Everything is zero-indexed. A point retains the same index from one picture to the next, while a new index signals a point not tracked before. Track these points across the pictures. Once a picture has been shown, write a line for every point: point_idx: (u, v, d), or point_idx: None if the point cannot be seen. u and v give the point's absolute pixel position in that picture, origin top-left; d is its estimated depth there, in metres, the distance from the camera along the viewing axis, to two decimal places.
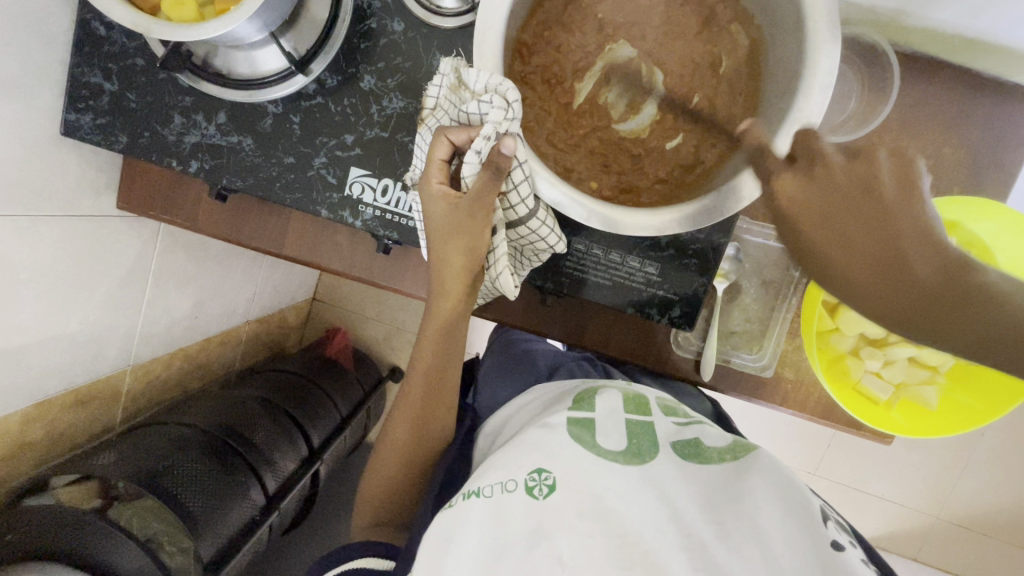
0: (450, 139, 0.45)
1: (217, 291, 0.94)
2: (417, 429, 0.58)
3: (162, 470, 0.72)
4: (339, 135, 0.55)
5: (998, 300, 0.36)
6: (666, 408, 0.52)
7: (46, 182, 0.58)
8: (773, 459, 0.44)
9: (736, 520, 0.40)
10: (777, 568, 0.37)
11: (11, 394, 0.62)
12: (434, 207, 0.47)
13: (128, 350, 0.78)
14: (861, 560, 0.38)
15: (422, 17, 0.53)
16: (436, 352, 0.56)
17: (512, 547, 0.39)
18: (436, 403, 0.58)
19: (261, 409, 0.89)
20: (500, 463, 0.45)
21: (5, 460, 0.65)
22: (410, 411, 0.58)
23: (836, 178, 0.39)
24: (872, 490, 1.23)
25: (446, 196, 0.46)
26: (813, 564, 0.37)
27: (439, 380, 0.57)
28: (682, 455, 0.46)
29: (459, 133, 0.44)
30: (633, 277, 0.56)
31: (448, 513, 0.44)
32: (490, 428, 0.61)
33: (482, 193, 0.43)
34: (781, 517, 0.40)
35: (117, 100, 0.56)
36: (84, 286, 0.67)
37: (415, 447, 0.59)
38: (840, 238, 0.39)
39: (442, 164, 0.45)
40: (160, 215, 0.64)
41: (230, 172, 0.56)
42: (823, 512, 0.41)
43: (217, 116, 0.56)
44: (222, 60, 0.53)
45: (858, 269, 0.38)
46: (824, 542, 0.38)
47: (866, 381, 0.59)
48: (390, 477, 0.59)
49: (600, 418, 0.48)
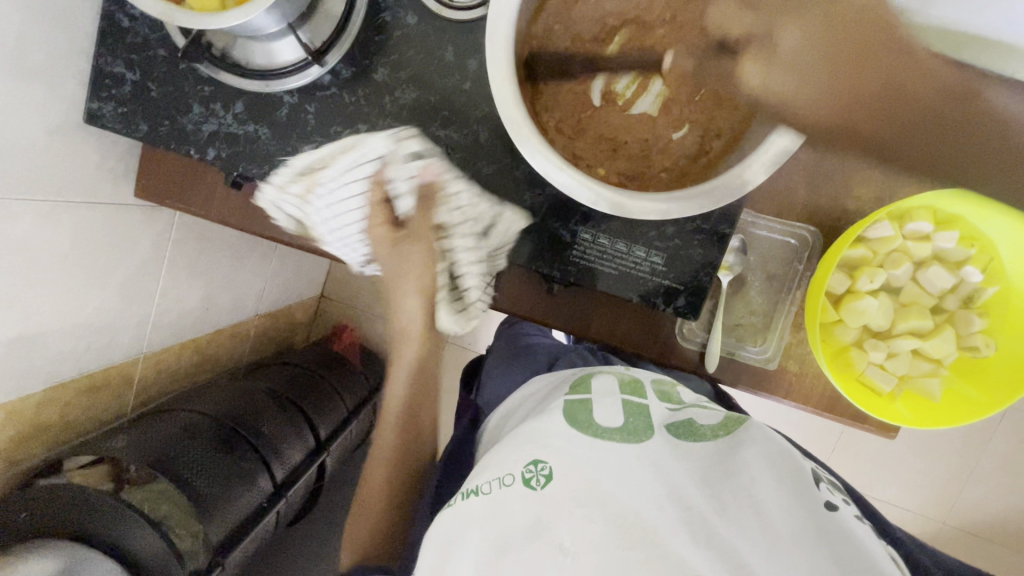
0: (376, 185, 0.56)
1: (228, 284, 0.96)
2: (400, 458, 0.64)
3: (173, 456, 0.74)
4: (352, 125, 0.57)
5: (1000, 120, 0.41)
6: (661, 392, 0.52)
7: (67, 169, 0.59)
8: (765, 432, 0.47)
9: (732, 491, 0.41)
10: (777, 533, 0.39)
11: (28, 376, 0.63)
12: (383, 249, 0.58)
13: (141, 338, 0.80)
14: (855, 518, 0.41)
15: (435, 11, 0.54)
16: (410, 382, 0.65)
17: (516, 540, 0.39)
18: (412, 433, 0.65)
19: (269, 401, 0.91)
20: (495, 461, 0.45)
21: (23, 440, 0.67)
22: (392, 443, 0.64)
23: (806, 45, 0.38)
24: (878, 495, 1.22)
25: (390, 236, 0.58)
26: (811, 528, 0.39)
27: (414, 412, 0.65)
28: (677, 435, 0.47)
29: (385, 171, 0.56)
30: (638, 266, 0.57)
31: (448, 514, 0.44)
32: (497, 416, 0.62)
33: (423, 219, 0.57)
34: (777, 486, 0.42)
35: (137, 89, 0.58)
36: (100, 272, 0.68)
37: (401, 462, 0.64)
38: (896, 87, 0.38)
39: (379, 208, 0.57)
40: (177, 204, 0.66)
41: (246, 160, 0.58)
42: (814, 475, 0.44)
43: (234, 105, 0.57)
44: (242, 51, 0.55)
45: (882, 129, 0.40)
46: (818, 506, 0.40)
47: (869, 372, 0.59)
48: (378, 502, 0.63)
49: (597, 398, 0.50)
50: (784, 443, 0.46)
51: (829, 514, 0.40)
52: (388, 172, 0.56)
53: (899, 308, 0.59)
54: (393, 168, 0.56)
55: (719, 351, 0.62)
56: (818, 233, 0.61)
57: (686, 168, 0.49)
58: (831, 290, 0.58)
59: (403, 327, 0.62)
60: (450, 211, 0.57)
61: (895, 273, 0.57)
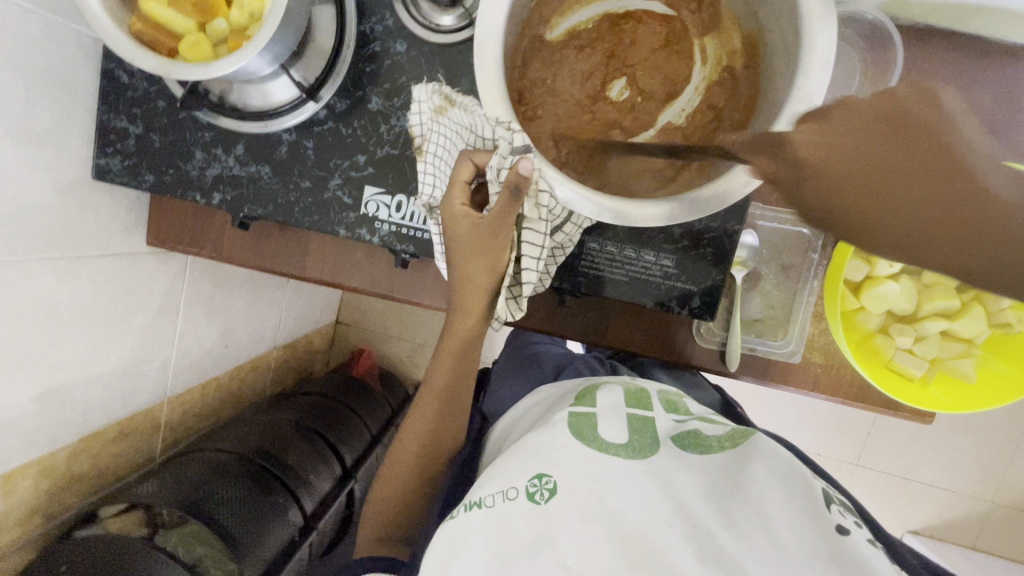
0: (474, 162, 0.46)
1: (244, 320, 0.97)
2: (426, 445, 0.58)
3: (202, 496, 0.74)
4: (351, 156, 0.57)
5: None
6: (669, 403, 0.53)
7: (81, 225, 0.61)
8: (773, 448, 0.45)
9: (740, 505, 0.40)
10: (786, 554, 0.37)
11: (57, 429, 0.65)
12: (456, 227, 0.47)
13: (164, 381, 0.81)
14: (868, 542, 0.39)
15: (423, 37, 0.55)
16: (453, 371, 0.56)
17: (520, 556, 0.39)
18: (447, 421, 0.58)
19: (293, 433, 0.91)
20: (499, 472, 0.44)
21: (57, 492, 0.68)
22: (423, 426, 0.58)
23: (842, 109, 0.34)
24: (921, 478, 1.19)
25: (469, 215, 0.47)
26: (823, 552, 0.37)
27: (452, 398, 0.57)
28: (682, 447, 0.46)
29: (483, 155, 0.45)
30: (650, 271, 0.56)
31: (450, 524, 0.43)
32: (499, 426, 0.61)
33: (505, 213, 0.44)
34: (787, 503, 0.40)
35: (142, 142, 0.59)
36: (120, 321, 0.69)
37: (425, 463, 0.59)
38: (917, 123, 0.30)
39: (465, 186, 0.47)
40: (188, 247, 0.67)
41: (251, 201, 0.59)
42: (825, 496, 0.42)
43: (235, 148, 0.58)
44: (238, 95, 0.55)
45: (899, 188, 0.29)
46: (830, 529, 0.38)
47: (898, 358, 0.57)
48: (404, 484, 0.59)
49: (601, 412, 0.49)
50: (791, 458, 0.45)
51: (840, 539, 0.38)
52: (481, 158, 0.46)
53: (922, 290, 0.57)
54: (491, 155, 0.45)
55: (739, 349, 0.60)
56: None
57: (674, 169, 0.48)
58: (851, 277, 0.57)
59: (457, 305, 0.52)
60: (534, 207, 0.44)
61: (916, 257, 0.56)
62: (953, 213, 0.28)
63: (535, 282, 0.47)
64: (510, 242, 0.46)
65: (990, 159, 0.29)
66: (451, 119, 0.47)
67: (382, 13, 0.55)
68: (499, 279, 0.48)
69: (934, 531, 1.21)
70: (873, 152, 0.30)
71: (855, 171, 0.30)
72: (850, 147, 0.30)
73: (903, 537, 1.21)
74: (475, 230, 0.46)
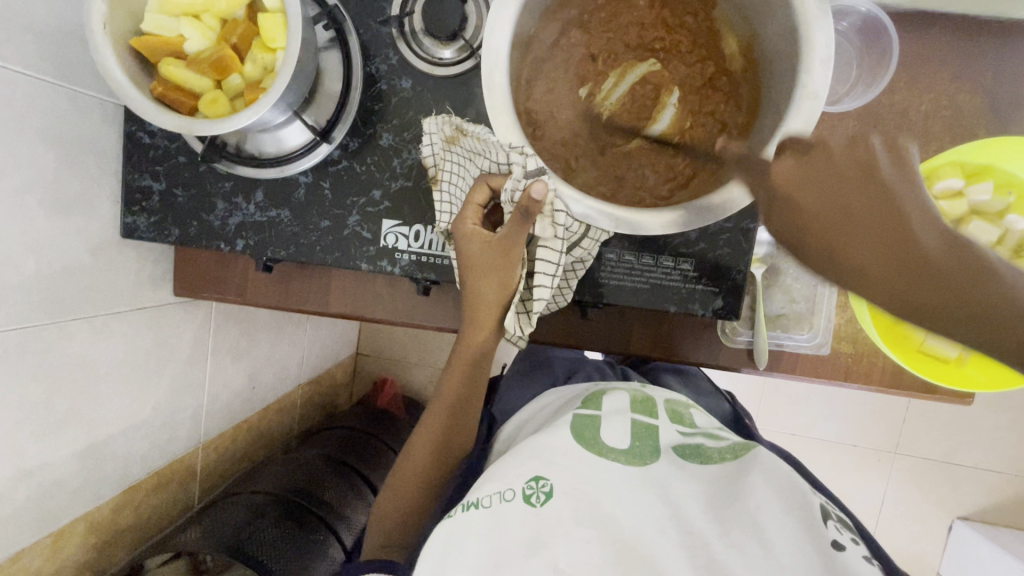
0: (490, 186, 0.47)
1: (269, 360, 0.99)
2: (434, 449, 0.56)
3: (245, 538, 0.75)
4: (366, 193, 0.59)
5: None
6: (675, 415, 0.52)
7: (113, 284, 0.63)
8: (773, 461, 0.45)
9: (736, 515, 0.41)
10: (777, 565, 0.38)
11: (100, 483, 0.66)
12: (468, 245, 0.48)
13: (197, 428, 0.82)
14: (864, 557, 0.39)
15: (427, 71, 0.56)
16: (465, 381, 0.55)
17: (512, 557, 0.39)
18: (457, 428, 0.57)
19: (327, 469, 0.92)
20: (497, 473, 0.44)
21: (103, 547, 0.69)
22: (432, 430, 0.56)
23: (830, 160, 0.40)
24: (964, 460, 1.16)
25: (479, 234, 0.47)
26: (816, 565, 0.37)
27: (461, 411, 0.56)
28: (684, 455, 0.47)
29: (499, 178, 0.46)
30: (668, 276, 0.56)
31: (447, 526, 0.43)
32: (511, 425, 0.60)
33: (518, 232, 0.45)
34: (783, 517, 0.40)
35: (165, 198, 0.61)
36: (153, 373, 0.71)
37: (434, 468, 0.56)
38: (862, 178, 0.39)
39: (479, 208, 0.48)
40: (214, 294, 0.69)
41: (274, 244, 0.60)
42: (822, 512, 0.42)
43: (255, 195, 0.60)
44: (252, 143, 0.57)
45: (809, 204, 0.39)
46: (824, 544, 0.38)
47: (932, 341, 0.55)
48: (410, 492, 0.56)
49: (606, 416, 0.50)
50: (792, 473, 0.45)
51: (835, 554, 0.38)
52: (496, 181, 0.46)
53: None
54: (506, 178, 0.45)
55: (767, 346, 0.60)
56: None
57: (686, 178, 0.48)
58: None
59: (468, 317, 0.52)
60: (551, 226, 0.45)
61: None
62: (888, 248, 0.36)
63: (549, 298, 0.48)
64: (522, 257, 0.47)
65: (932, 224, 0.37)
66: (462, 148, 0.49)
67: (385, 53, 0.57)
68: (511, 295, 0.49)
69: (984, 515, 1.17)
70: (829, 180, 0.39)
71: (808, 198, 0.40)
72: (811, 188, 0.40)
73: (953, 524, 1.18)
74: (488, 247, 0.47)
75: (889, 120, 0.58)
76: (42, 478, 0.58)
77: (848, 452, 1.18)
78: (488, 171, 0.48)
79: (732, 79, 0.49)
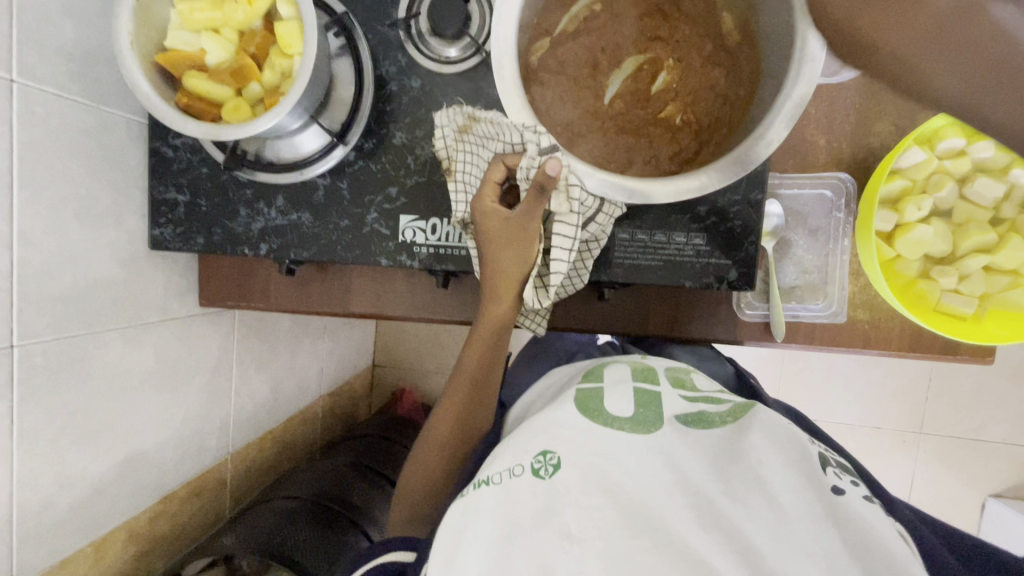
0: (506, 165, 0.48)
1: (291, 371, 1.00)
2: (457, 425, 0.57)
3: (280, 542, 0.76)
4: (382, 190, 0.61)
5: None
6: (676, 380, 0.53)
7: (143, 295, 0.65)
8: (772, 417, 0.46)
9: (740, 473, 0.41)
10: (783, 514, 0.39)
11: (137, 493, 0.67)
12: (485, 225, 0.49)
13: (226, 438, 0.83)
14: (865, 499, 0.40)
15: (435, 70, 0.59)
16: (485, 356, 0.56)
17: (525, 528, 0.39)
18: (478, 403, 0.57)
19: (353, 472, 0.93)
20: (506, 450, 0.44)
21: (140, 557, 0.70)
22: (454, 406, 0.57)
23: None
24: (991, 436, 1.15)
25: (498, 212, 0.49)
26: (819, 512, 0.39)
27: (482, 386, 0.57)
28: (686, 423, 0.47)
29: (515, 158, 0.48)
30: (682, 252, 0.58)
31: (459, 505, 0.43)
32: (518, 407, 0.61)
33: (534, 209, 0.46)
34: (784, 468, 0.41)
35: (190, 209, 0.63)
36: (183, 382, 0.72)
37: (456, 443, 0.57)
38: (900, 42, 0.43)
39: (496, 185, 0.49)
40: (239, 301, 0.71)
41: (296, 246, 0.62)
42: (822, 459, 0.43)
43: (276, 200, 0.62)
44: (271, 150, 0.59)
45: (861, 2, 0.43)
46: (825, 491, 0.40)
47: (946, 300, 0.57)
48: (435, 466, 0.57)
49: (607, 387, 0.50)
50: (789, 426, 0.45)
51: (835, 499, 0.39)
52: (512, 161, 0.48)
53: (955, 231, 0.57)
54: (521, 157, 0.47)
55: (784, 317, 0.60)
56: (850, 178, 0.62)
57: (692, 150, 0.50)
58: (883, 228, 0.57)
59: (488, 293, 0.53)
60: (567, 201, 0.46)
61: (941, 196, 0.56)
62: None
63: (565, 273, 0.49)
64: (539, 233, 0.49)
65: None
66: (475, 136, 0.51)
67: (394, 55, 0.60)
68: (529, 271, 0.51)
69: (1016, 490, 1.15)
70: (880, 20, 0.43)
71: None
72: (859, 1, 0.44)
73: (986, 502, 1.16)
74: (505, 224, 0.48)
75: (884, 90, 0.60)
76: (82, 487, 0.59)
77: (873, 434, 1.17)
78: (502, 152, 0.49)
79: (730, 50, 0.51)
